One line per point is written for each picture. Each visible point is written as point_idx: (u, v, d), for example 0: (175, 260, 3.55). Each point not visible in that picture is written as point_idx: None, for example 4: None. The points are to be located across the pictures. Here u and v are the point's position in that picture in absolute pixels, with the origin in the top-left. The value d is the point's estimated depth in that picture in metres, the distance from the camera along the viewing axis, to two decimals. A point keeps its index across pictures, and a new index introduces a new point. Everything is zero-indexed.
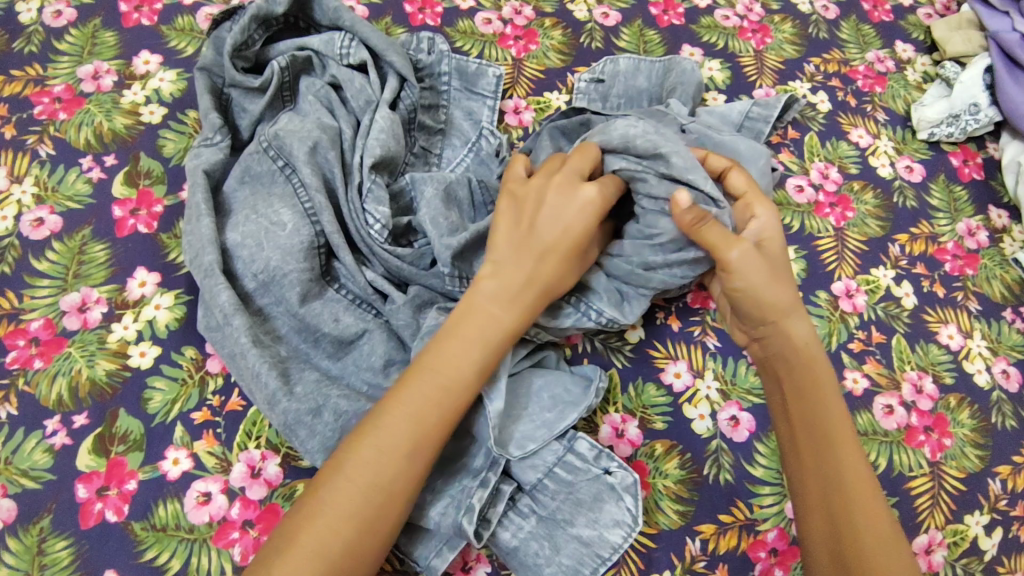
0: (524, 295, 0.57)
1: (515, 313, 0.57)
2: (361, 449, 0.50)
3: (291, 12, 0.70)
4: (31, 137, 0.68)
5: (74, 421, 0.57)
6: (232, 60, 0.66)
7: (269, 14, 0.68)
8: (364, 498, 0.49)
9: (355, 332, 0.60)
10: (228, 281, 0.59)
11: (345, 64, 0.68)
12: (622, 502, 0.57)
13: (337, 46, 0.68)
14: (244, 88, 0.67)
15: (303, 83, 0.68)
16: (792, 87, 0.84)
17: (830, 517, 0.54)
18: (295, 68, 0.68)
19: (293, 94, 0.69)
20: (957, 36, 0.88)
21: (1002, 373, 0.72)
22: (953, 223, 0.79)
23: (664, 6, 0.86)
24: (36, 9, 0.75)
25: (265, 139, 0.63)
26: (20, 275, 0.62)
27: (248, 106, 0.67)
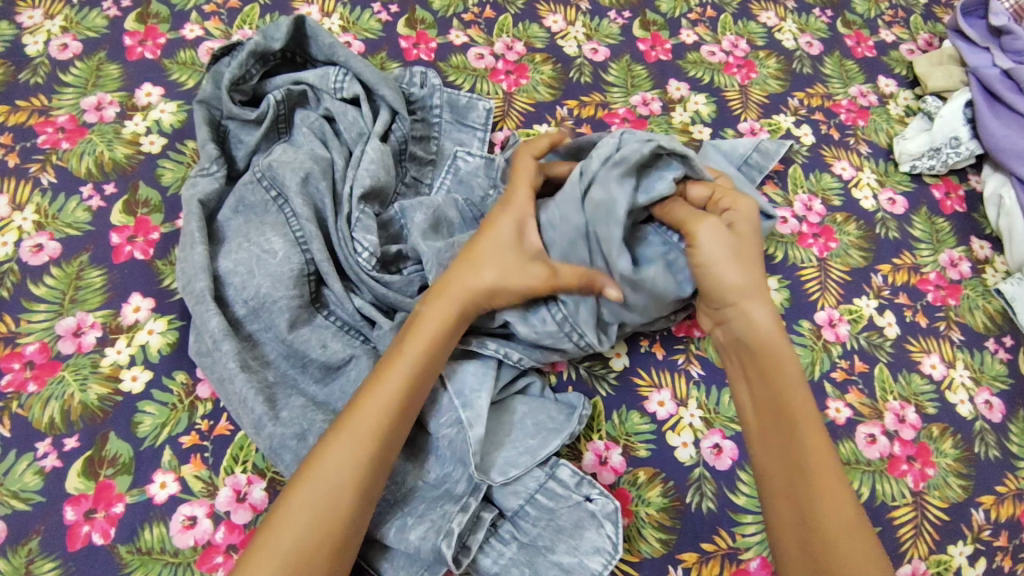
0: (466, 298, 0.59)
1: (455, 313, 0.58)
2: (319, 450, 0.51)
3: (289, 48, 0.73)
4: (34, 165, 0.71)
5: (65, 444, 0.58)
6: (230, 93, 0.69)
7: (266, 50, 0.71)
8: (326, 500, 0.49)
9: (342, 358, 0.61)
10: (218, 307, 0.60)
11: (338, 97, 0.71)
12: (603, 529, 0.57)
13: (332, 80, 0.71)
14: (241, 120, 0.69)
15: (298, 115, 0.71)
16: (776, 121, 0.86)
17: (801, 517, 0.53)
18: (290, 101, 0.70)
19: (287, 125, 0.71)
20: (938, 72, 0.91)
21: (985, 403, 0.72)
22: (935, 254, 0.81)
23: (651, 42, 0.89)
24: (42, 42, 0.78)
25: (260, 170, 0.66)
26: (18, 299, 0.64)
27: (244, 138, 0.70)
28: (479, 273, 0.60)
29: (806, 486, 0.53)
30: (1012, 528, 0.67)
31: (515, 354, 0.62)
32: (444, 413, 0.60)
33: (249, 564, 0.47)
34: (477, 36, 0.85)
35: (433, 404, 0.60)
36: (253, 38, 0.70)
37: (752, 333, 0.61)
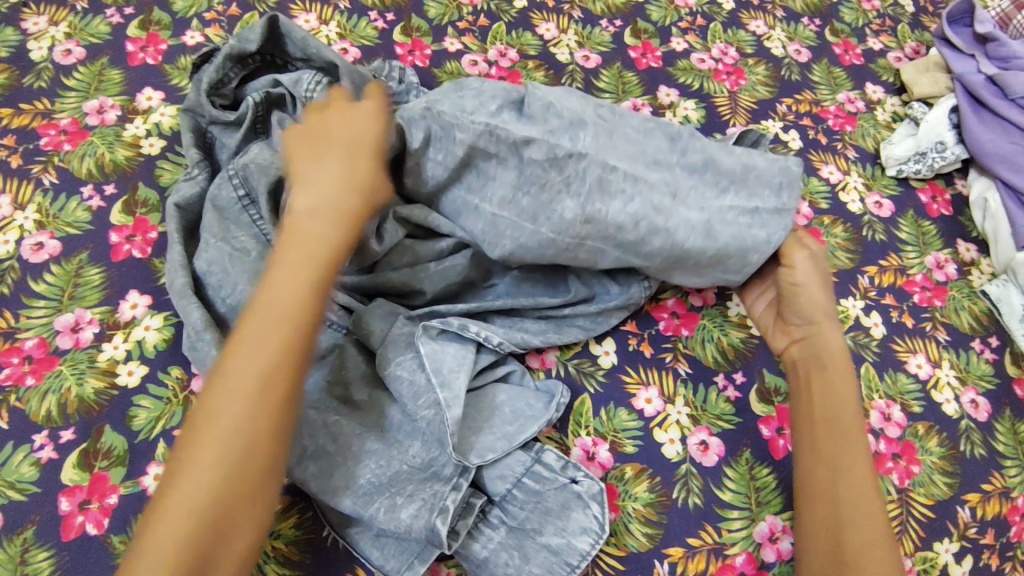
0: (346, 205, 0.55)
1: (339, 229, 0.54)
2: (208, 397, 0.48)
3: (267, 51, 0.74)
4: (36, 167, 0.72)
5: (61, 436, 0.59)
6: (209, 96, 0.71)
7: (242, 53, 0.72)
8: (218, 449, 0.47)
9: (326, 347, 0.63)
10: (200, 303, 0.62)
11: (309, 104, 0.71)
12: (589, 510, 0.58)
13: (304, 85, 0.71)
14: (222, 123, 0.71)
15: (275, 115, 0.70)
16: (764, 126, 0.87)
17: (827, 500, 0.58)
18: (268, 103, 0.71)
19: (266, 126, 0.71)
20: (924, 79, 0.92)
21: (971, 403, 0.73)
22: (922, 256, 0.82)
23: (642, 50, 0.91)
24: (47, 48, 0.80)
25: (232, 169, 0.66)
26: (18, 295, 0.65)
27: (226, 141, 0.71)
28: (328, 180, 0.56)
29: (834, 480, 0.58)
30: (998, 525, 0.67)
31: (495, 338, 0.64)
32: (421, 395, 0.60)
33: (156, 524, 0.45)
34: (471, 43, 0.87)
35: (409, 385, 0.60)
36: (229, 43, 0.72)
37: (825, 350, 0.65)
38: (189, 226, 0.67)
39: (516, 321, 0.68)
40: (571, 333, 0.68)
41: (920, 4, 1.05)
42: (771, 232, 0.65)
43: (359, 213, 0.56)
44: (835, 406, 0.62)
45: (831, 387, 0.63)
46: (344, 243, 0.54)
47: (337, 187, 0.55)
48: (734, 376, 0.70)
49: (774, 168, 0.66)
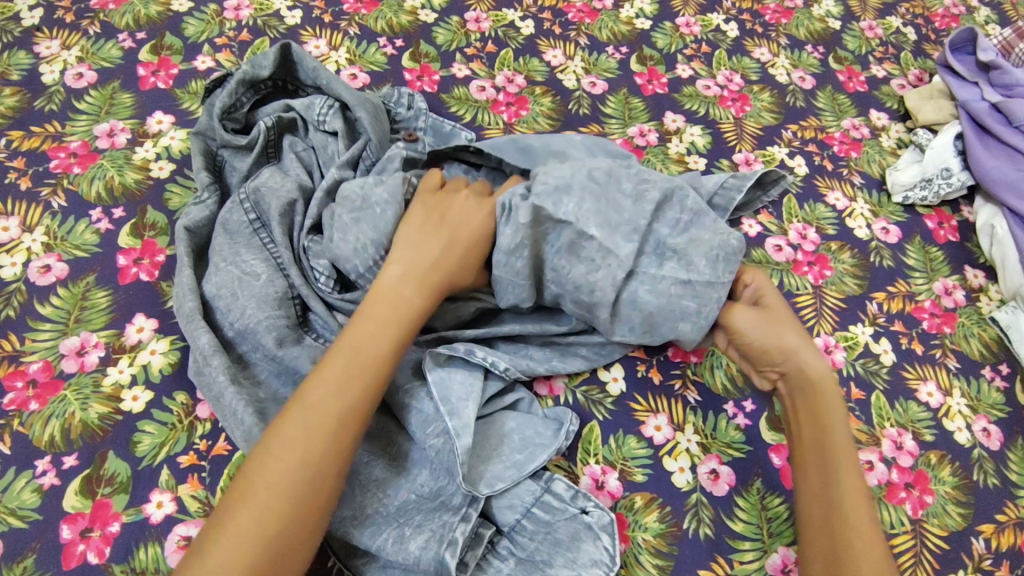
0: (431, 273, 0.59)
1: (424, 295, 0.59)
2: (284, 428, 0.50)
3: (279, 76, 0.75)
4: (45, 189, 0.72)
5: (64, 462, 0.59)
6: (221, 120, 0.71)
7: (255, 78, 0.73)
8: (291, 484, 0.48)
9: None
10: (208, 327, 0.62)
11: (321, 129, 0.72)
12: (600, 541, 0.57)
13: (316, 111, 0.72)
14: (233, 147, 0.71)
15: (287, 140, 0.72)
16: (770, 152, 0.88)
17: (829, 534, 0.56)
18: (280, 128, 0.72)
19: (276, 152, 0.73)
20: (928, 105, 0.93)
21: (983, 431, 0.72)
22: (930, 282, 0.82)
23: (648, 76, 0.92)
24: (58, 71, 0.81)
25: (244, 194, 0.67)
26: (24, 318, 0.65)
27: (237, 165, 0.72)
28: (417, 248, 0.60)
29: (835, 514, 0.56)
30: (1015, 558, 0.66)
31: (502, 364, 0.64)
32: (429, 424, 0.60)
33: (215, 544, 0.46)
34: (479, 69, 0.88)
35: (419, 413, 0.61)
36: (242, 68, 0.73)
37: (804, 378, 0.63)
38: (198, 249, 0.67)
39: (522, 348, 0.68)
40: (575, 360, 0.68)
41: (922, 32, 1.06)
42: (702, 304, 0.65)
43: (443, 287, 0.60)
44: (821, 429, 0.61)
45: (819, 419, 0.61)
46: (426, 310, 0.59)
47: (427, 259, 0.60)
48: (743, 403, 0.69)
49: (718, 236, 0.65)
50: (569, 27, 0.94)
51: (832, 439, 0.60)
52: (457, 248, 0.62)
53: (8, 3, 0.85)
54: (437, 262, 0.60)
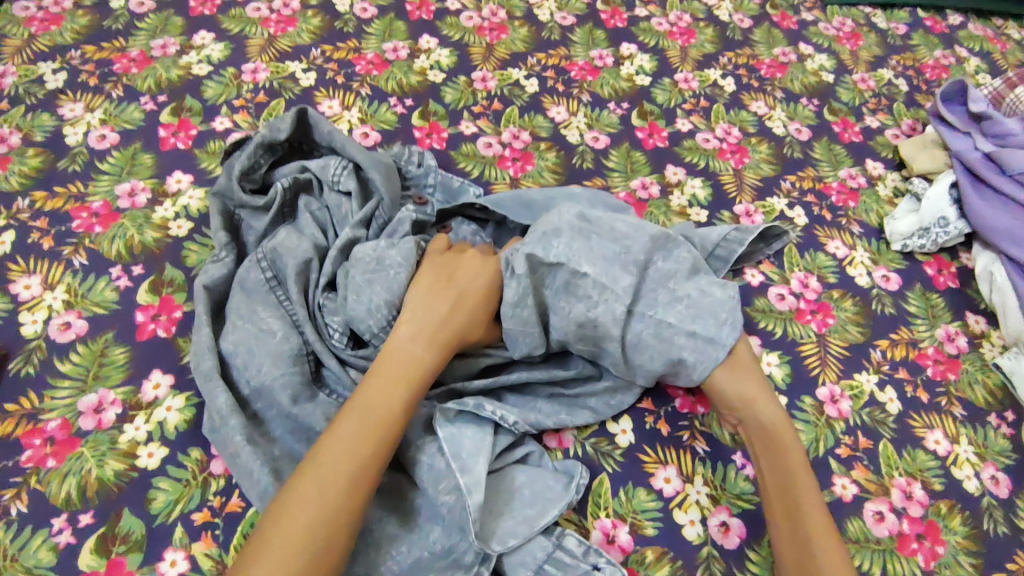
0: (440, 333, 0.62)
1: (433, 353, 0.61)
2: (300, 484, 0.52)
3: (295, 138, 0.78)
4: (67, 248, 0.75)
5: (80, 520, 0.59)
6: (240, 182, 0.74)
7: (273, 140, 0.76)
8: (307, 539, 0.49)
9: None
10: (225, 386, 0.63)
11: (335, 189, 0.75)
12: None
13: (331, 172, 0.75)
14: (251, 207, 0.74)
15: (302, 200, 0.75)
16: (770, 203, 0.90)
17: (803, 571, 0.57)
18: (296, 188, 0.75)
19: (292, 211, 0.75)
20: (923, 155, 0.95)
21: (992, 479, 0.72)
22: (932, 329, 0.83)
23: (649, 130, 0.95)
24: (82, 133, 0.84)
25: (261, 253, 0.70)
26: (43, 376, 0.67)
27: (254, 224, 0.74)
28: (427, 309, 0.63)
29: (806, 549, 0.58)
30: None
31: (511, 418, 0.64)
32: (441, 480, 0.60)
33: None
34: (485, 126, 0.91)
35: (430, 470, 0.61)
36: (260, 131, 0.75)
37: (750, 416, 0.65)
38: (215, 307, 0.69)
39: (530, 400, 0.69)
40: (583, 413, 0.69)
41: (914, 83, 1.10)
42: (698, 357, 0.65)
43: (452, 346, 0.62)
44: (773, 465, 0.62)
45: (780, 459, 0.62)
46: (436, 368, 0.60)
47: (436, 319, 0.62)
48: None
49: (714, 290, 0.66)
50: (572, 85, 0.98)
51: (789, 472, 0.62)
52: (464, 308, 0.64)
53: (35, 68, 0.89)
54: (446, 321, 0.62)
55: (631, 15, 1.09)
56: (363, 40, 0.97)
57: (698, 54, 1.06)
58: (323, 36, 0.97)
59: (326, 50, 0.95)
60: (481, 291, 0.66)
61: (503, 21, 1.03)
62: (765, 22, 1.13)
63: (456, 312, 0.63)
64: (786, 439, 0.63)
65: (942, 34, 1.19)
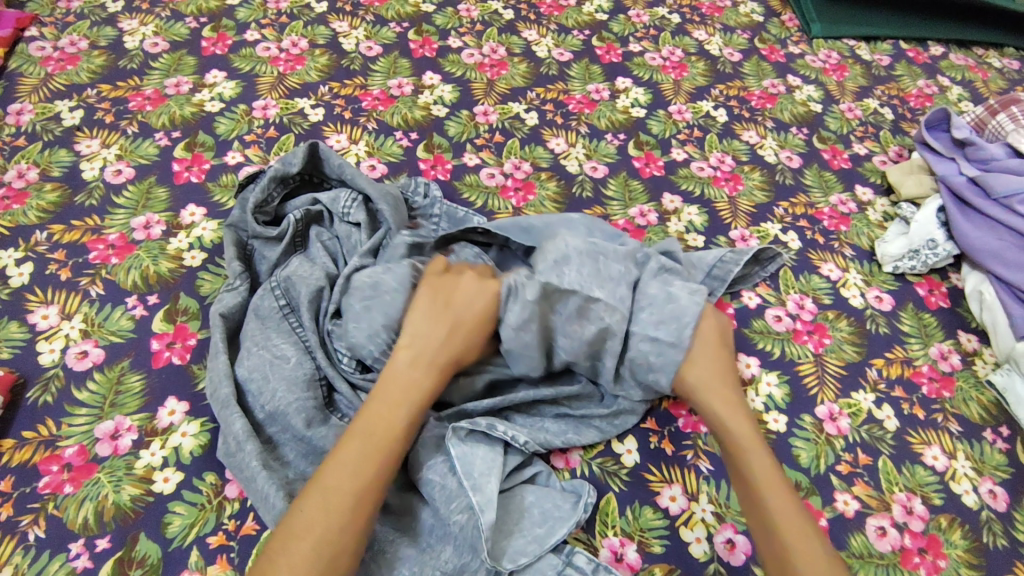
0: (438, 357, 0.63)
1: (431, 377, 0.62)
2: (306, 504, 0.54)
3: (307, 171, 0.81)
4: (84, 279, 0.77)
5: (97, 545, 0.60)
6: (254, 214, 0.77)
7: (285, 174, 0.79)
8: (312, 561, 0.51)
9: None
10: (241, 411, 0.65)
11: (346, 221, 0.78)
12: None
13: (342, 204, 0.78)
14: (264, 238, 0.76)
15: (313, 231, 0.78)
16: (764, 228, 0.93)
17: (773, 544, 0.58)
18: (308, 220, 0.78)
19: (303, 242, 0.78)
20: (910, 180, 0.99)
21: (989, 493, 0.74)
22: (926, 348, 0.85)
23: (645, 160, 0.98)
24: (98, 168, 0.87)
25: (276, 282, 0.72)
26: (61, 403, 0.68)
27: (266, 253, 0.77)
28: (424, 334, 0.64)
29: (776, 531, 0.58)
30: None
31: (522, 438, 0.66)
32: (453, 499, 0.62)
33: None
34: (488, 158, 0.94)
35: (442, 490, 0.62)
36: (274, 165, 0.78)
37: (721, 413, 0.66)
38: (230, 334, 0.71)
39: (538, 421, 0.70)
40: (590, 433, 0.71)
41: (899, 112, 1.14)
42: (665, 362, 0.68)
43: (449, 370, 0.64)
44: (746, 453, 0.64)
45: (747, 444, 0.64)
46: (434, 392, 0.62)
47: (434, 345, 0.64)
48: None
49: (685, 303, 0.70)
50: (570, 117, 1.02)
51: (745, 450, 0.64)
52: (460, 332, 0.66)
53: (52, 106, 0.92)
54: (445, 345, 0.64)
55: (626, 50, 1.14)
56: (368, 77, 1.01)
57: (690, 87, 1.10)
58: (330, 73, 1.01)
59: (333, 86, 0.99)
60: (478, 316, 0.67)
61: (503, 57, 1.08)
62: (754, 55, 1.18)
63: (452, 339, 0.65)
64: (744, 427, 0.65)
65: (924, 65, 1.24)
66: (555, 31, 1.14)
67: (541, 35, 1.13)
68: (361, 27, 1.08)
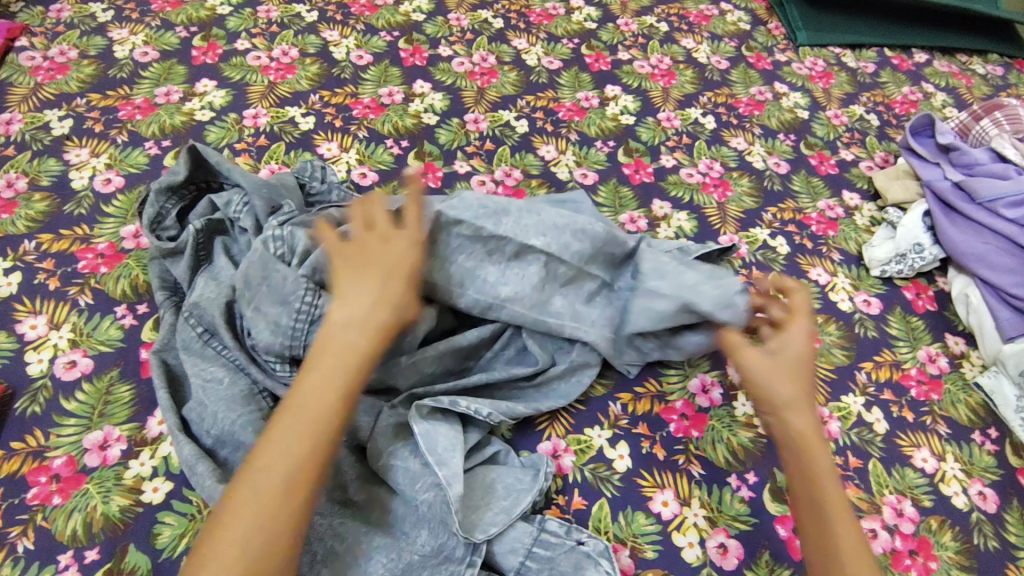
0: (373, 314, 0.58)
1: (367, 336, 0.58)
2: (241, 485, 0.50)
3: (193, 176, 0.76)
4: (73, 289, 0.76)
5: (86, 556, 0.60)
6: (152, 232, 0.73)
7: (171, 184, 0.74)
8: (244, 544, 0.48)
9: None
10: (192, 441, 0.63)
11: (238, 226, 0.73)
12: (601, 566, 0.61)
13: (231, 208, 0.73)
14: (171, 258, 0.72)
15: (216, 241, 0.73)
16: (753, 233, 0.94)
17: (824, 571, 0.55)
18: (209, 230, 0.73)
19: (208, 253, 0.73)
20: (896, 186, 1.00)
21: (979, 495, 0.74)
22: (914, 350, 0.86)
23: (635, 167, 0.99)
24: (88, 177, 0.86)
25: (187, 310, 0.69)
26: (49, 414, 0.68)
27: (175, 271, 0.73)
28: (348, 290, 0.60)
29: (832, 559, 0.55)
30: None
31: (485, 410, 0.67)
32: (417, 480, 0.62)
33: None
34: (478, 165, 0.95)
35: (406, 472, 0.63)
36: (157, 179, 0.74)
37: (788, 435, 0.61)
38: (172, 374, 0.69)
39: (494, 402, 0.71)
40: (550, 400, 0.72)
41: (884, 118, 1.16)
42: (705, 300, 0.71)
43: (389, 325, 0.59)
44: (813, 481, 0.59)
45: (808, 469, 0.59)
46: (373, 350, 0.58)
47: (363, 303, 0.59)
48: (746, 476, 0.71)
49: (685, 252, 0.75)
50: (560, 125, 1.02)
51: (815, 475, 0.59)
52: (393, 284, 0.61)
53: (41, 115, 0.92)
54: (378, 301, 0.59)
55: (615, 58, 1.15)
56: (359, 85, 1.02)
57: (679, 94, 1.11)
58: (321, 82, 1.01)
59: (324, 95, 0.99)
60: (398, 266, 0.62)
61: (493, 65, 1.09)
62: (741, 63, 1.20)
63: (381, 292, 0.60)
64: (816, 444, 0.60)
65: (909, 72, 1.26)
66: (545, 40, 1.15)
67: (530, 44, 1.14)
68: (351, 36, 1.09)
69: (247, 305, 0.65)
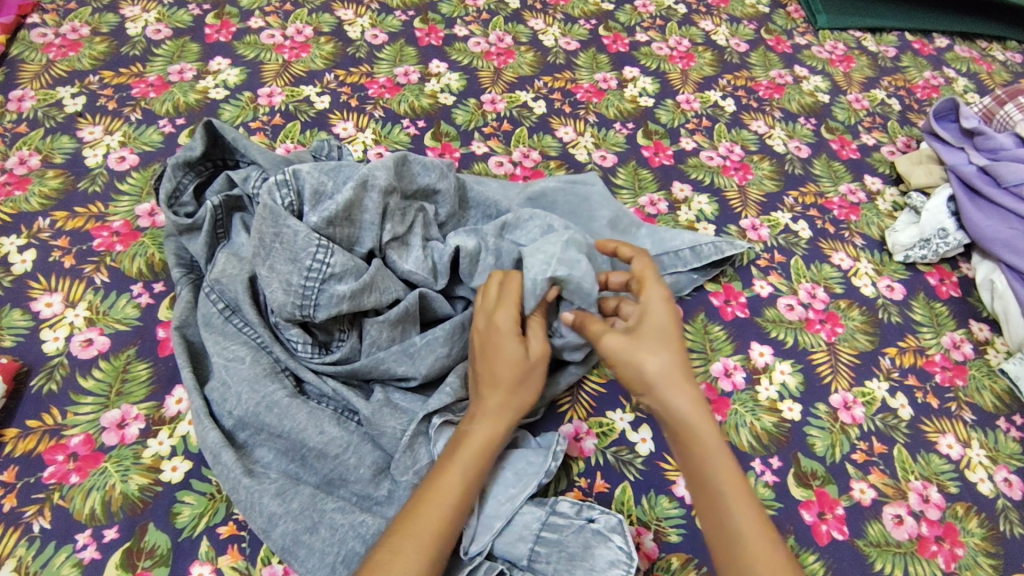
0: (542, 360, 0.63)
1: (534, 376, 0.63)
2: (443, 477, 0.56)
3: (213, 154, 0.75)
4: (88, 267, 0.75)
5: (104, 535, 0.59)
6: (169, 209, 0.72)
7: (190, 160, 0.72)
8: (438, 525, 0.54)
9: (339, 445, 0.62)
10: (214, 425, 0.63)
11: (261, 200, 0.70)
12: (612, 542, 0.60)
13: (252, 182, 0.70)
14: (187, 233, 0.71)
15: (236, 218, 0.71)
16: (774, 217, 0.93)
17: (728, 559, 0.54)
18: (228, 206, 0.71)
19: (226, 230, 0.71)
20: (920, 170, 0.98)
21: (1004, 481, 0.73)
22: (938, 337, 0.85)
23: (654, 149, 0.98)
24: (101, 155, 0.85)
25: (208, 286, 0.67)
26: (66, 392, 0.67)
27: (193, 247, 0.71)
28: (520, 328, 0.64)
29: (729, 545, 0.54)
30: None
31: None
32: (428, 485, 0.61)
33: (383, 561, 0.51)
34: (496, 147, 0.93)
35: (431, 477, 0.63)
36: (175, 154, 0.72)
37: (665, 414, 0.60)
38: (194, 353, 0.68)
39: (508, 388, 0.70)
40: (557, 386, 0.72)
41: (906, 103, 1.14)
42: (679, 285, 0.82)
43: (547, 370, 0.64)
44: (699, 464, 0.57)
45: (689, 454, 0.58)
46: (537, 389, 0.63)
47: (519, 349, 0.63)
48: (770, 460, 0.71)
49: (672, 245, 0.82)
50: (578, 106, 1.01)
51: (693, 448, 0.58)
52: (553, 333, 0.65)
53: (53, 93, 0.91)
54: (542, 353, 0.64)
55: (633, 40, 1.13)
56: (374, 64, 1.00)
57: (698, 77, 1.10)
58: (335, 61, 1.00)
59: (339, 74, 0.98)
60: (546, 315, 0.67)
61: (510, 46, 1.07)
62: (760, 46, 1.18)
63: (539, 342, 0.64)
64: (696, 424, 0.58)
65: (930, 57, 1.24)
66: (561, 20, 1.13)
67: (547, 24, 1.12)
68: (366, 15, 1.07)
69: (261, 263, 0.64)
